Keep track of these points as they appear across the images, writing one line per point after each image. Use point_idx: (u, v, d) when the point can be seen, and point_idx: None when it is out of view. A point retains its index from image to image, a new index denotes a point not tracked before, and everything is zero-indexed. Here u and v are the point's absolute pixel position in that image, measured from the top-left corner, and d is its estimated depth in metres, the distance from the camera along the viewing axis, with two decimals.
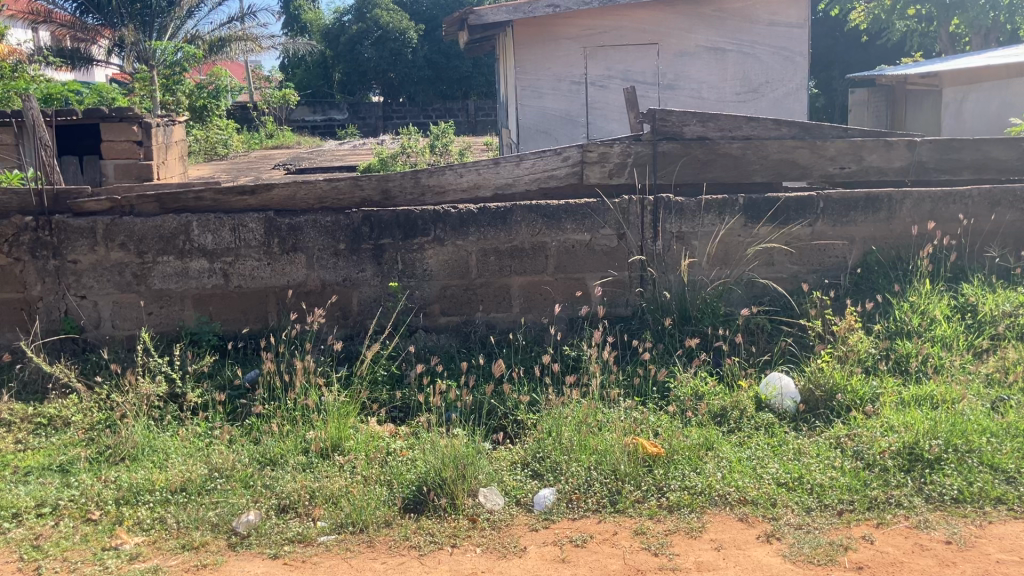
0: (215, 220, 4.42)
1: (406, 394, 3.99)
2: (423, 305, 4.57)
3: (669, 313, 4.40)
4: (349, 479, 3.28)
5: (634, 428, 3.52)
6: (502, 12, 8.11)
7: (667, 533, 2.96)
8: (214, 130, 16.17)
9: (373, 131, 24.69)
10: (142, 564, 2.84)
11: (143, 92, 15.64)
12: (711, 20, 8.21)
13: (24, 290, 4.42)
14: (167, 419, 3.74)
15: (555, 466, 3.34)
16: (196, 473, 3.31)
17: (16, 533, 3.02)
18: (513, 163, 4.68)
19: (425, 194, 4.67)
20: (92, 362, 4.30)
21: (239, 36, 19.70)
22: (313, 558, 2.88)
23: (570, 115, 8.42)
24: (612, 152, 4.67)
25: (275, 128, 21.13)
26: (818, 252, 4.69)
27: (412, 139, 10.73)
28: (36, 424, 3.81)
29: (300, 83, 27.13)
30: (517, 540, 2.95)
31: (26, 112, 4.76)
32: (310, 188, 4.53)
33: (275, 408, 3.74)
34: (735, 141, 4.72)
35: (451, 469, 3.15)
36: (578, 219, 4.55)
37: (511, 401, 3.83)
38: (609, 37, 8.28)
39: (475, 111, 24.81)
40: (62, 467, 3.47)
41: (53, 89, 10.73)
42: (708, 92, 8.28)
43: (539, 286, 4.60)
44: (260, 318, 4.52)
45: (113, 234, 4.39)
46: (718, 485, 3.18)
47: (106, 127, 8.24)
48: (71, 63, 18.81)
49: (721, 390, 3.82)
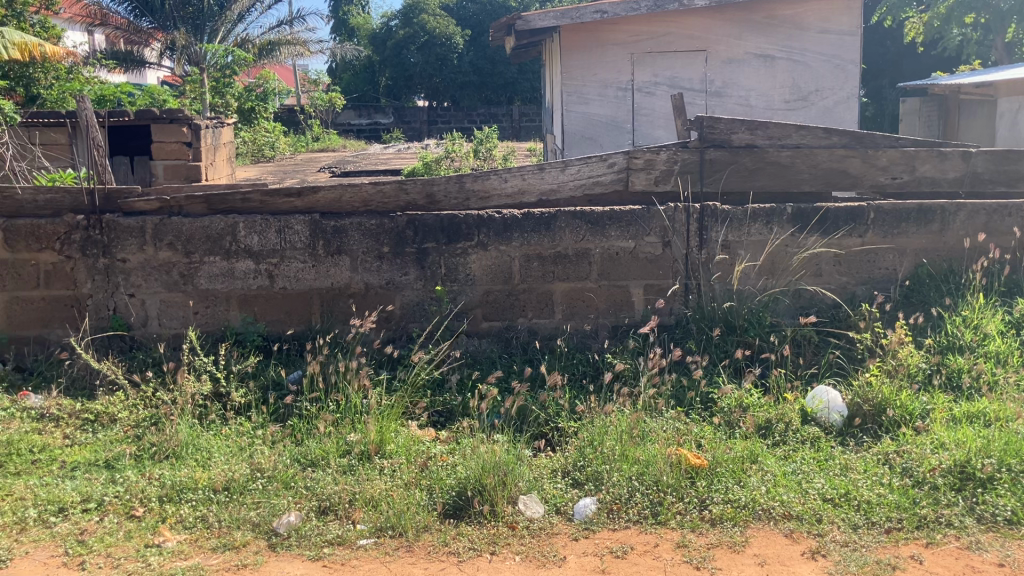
0: (262, 221, 4.46)
1: (448, 399, 4.00)
2: (465, 309, 4.57)
3: (714, 322, 4.35)
4: (390, 483, 3.28)
5: (677, 439, 3.47)
6: (550, 17, 8.06)
7: (709, 546, 2.92)
8: (262, 132, 16.45)
9: (418, 135, 24.83)
10: (184, 562, 2.86)
11: (194, 94, 15.99)
12: (761, 27, 8.10)
13: (75, 288, 4.49)
14: (210, 417, 3.78)
15: (597, 475, 3.31)
16: (238, 473, 3.33)
17: (62, 527, 3.06)
18: (558, 168, 4.64)
19: (470, 198, 4.65)
20: (139, 360, 4.35)
21: (288, 40, 19.79)
22: (353, 561, 2.88)
23: (616, 121, 8.39)
24: (658, 159, 4.62)
25: (322, 130, 21.37)
26: (867, 264, 4.61)
27: (456, 143, 10.82)
28: (82, 419, 3.88)
29: (347, 87, 27.71)
30: (557, 549, 2.93)
31: (78, 112, 4.72)
32: (356, 191, 4.54)
33: (318, 410, 3.78)
34: (784, 150, 4.65)
35: (492, 475, 3.15)
36: (621, 226, 4.51)
37: (553, 408, 3.81)
38: (657, 43, 8.22)
39: (519, 116, 24.67)
40: (107, 463, 3.52)
41: (106, 91, 11.05)
42: (756, 100, 8.20)
43: (581, 292, 4.57)
44: (303, 319, 4.55)
45: (162, 233, 4.45)
46: (763, 499, 3.13)
47: (156, 128, 8.40)
48: (124, 65, 19.21)
49: (766, 402, 3.76)
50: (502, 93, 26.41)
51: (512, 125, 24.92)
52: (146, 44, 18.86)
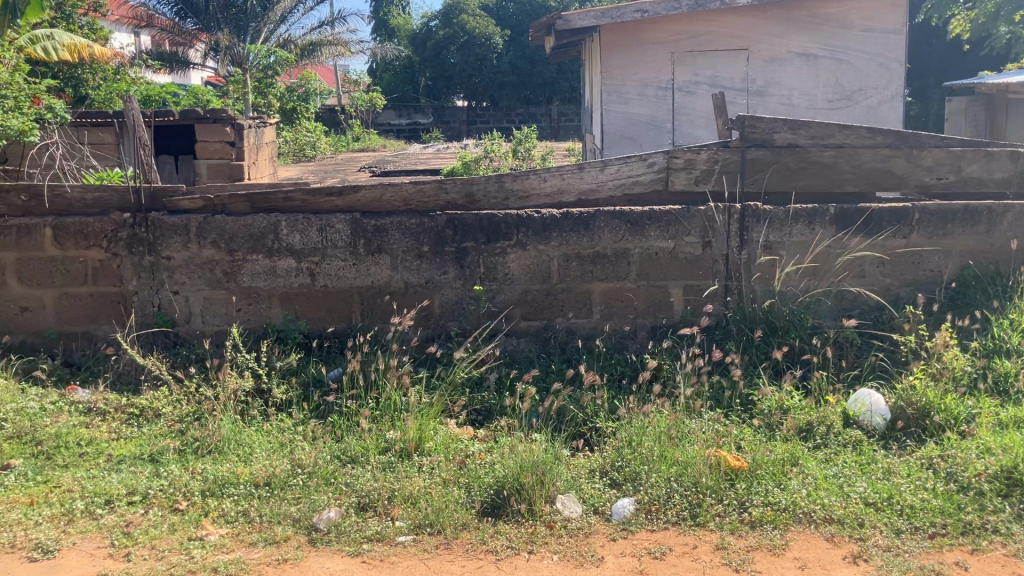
0: (304, 220, 4.51)
1: (487, 398, 4.01)
2: (504, 309, 4.58)
3: (755, 324, 4.32)
4: (428, 480, 3.29)
5: (716, 440, 3.44)
6: (590, 17, 8.06)
7: (749, 549, 2.90)
8: (303, 132, 16.62)
9: (457, 135, 24.93)
10: (226, 555, 2.90)
11: (237, 95, 16.21)
12: (803, 25, 8.01)
13: (121, 285, 4.58)
14: (252, 413, 3.83)
15: (635, 475, 3.29)
16: (280, 468, 3.36)
17: (108, 519, 3.12)
18: (598, 168, 4.63)
19: (508, 198, 4.65)
20: (183, 356, 4.43)
21: (329, 41, 19.93)
22: (392, 557, 2.90)
23: (656, 120, 8.36)
24: (699, 159, 4.59)
25: (362, 130, 21.51)
26: (912, 265, 4.54)
27: (495, 143, 10.85)
28: (128, 414, 3.95)
29: (387, 87, 27.89)
30: (595, 549, 2.93)
31: (126, 112, 4.80)
32: (396, 191, 4.57)
33: (358, 407, 3.81)
34: (827, 149, 4.60)
35: (530, 474, 3.15)
36: (661, 226, 4.49)
37: (591, 408, 3.81)
38: (698, 42, 8.17)
39: (558, 117, 24.66)
40: (152, 457, 3.58)
41: (152, 91, 11.22)
42: (799, 99, 8.11)
43: (620, 293, 4.56)
44: (344, 317, 4.59)
45: (206, 232, 4.51)
46: (804, 502, 3.10)
47: (201, 128, 8.52)
48: (169, 65, 19.49)
49: (807, 404, 3.73)
50: (541, 93, 26.40)
51: (551, 125, 24.92)
52: (190, 45, 19.14)
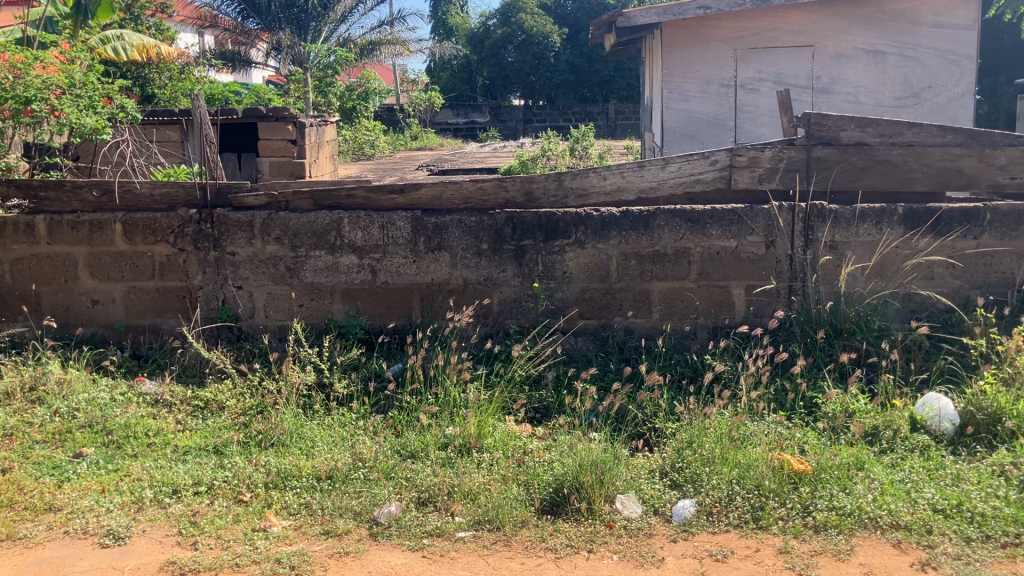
0: (365, 217, 4.55)
1: (545, 396, 4.01)
2: (562, 307, 4.57)
3: (818, 325, 4.24)
4: (487, 477, 3.30)
5: (779, 443, 3.39)
6: (652, 14, 8.07)
7: (813, 554, 2.85)
8: (362, 131, 16.80)
9: (514, 134, 24.93)
10: (289, 547, 2.95)
11: (298, 93, 16.45)
12: (870, 21, 7.84)
13: (187, 279, 4.67)
14: (314, 407, 3.88)
15: (696, 477, 3.26)
16: (341, 462, 3.40)
17: (176, 508, 3.18)
18: (659, 166, 4.58)
19: (568, 196, 4.63)
20: (247, 350, 4.50)
21: (388, 40, 20.08)
22: (452, 553, 2.91)
23: (717, 118, 8.29)
24: (763, 157, 4.52)
25: (420, 129, 21.65)
26: (983, 267, 4.42)
27: (553, 141, 10.84)
28: (194, 406, 4.02)
29: (445, 86, 28.06)
30: (656, 550, 2.90)
31: (193, 110, 4.90)
32: (457, 188, 4.57)
33: (418, 402, 3.83)
34: (895, 148, 4.48)
35: (590, 473, 3.14)
36: (723, 225, 4.44)
37: (651, 407, 3.78)
38: (762, 39, 8.06)
39: (615, 115, 24.61)
40: (217, 449, 3.65)
41: (216, 90, 11.44)
42: (866, 96, 7.93)
43: (681, 292, 4.52)
44: (404, 313, 4.64)
45: (270, 228, 4.58)
46: (869, 507, 3.03)
47: (264, 126, 8.65)
48: (232, 64, 19.83)
49: (873, 408, 3.65)
50: (598, 91, 26.29)
51: (608, 124, 24.86)
52: (253, 45, 19.47)
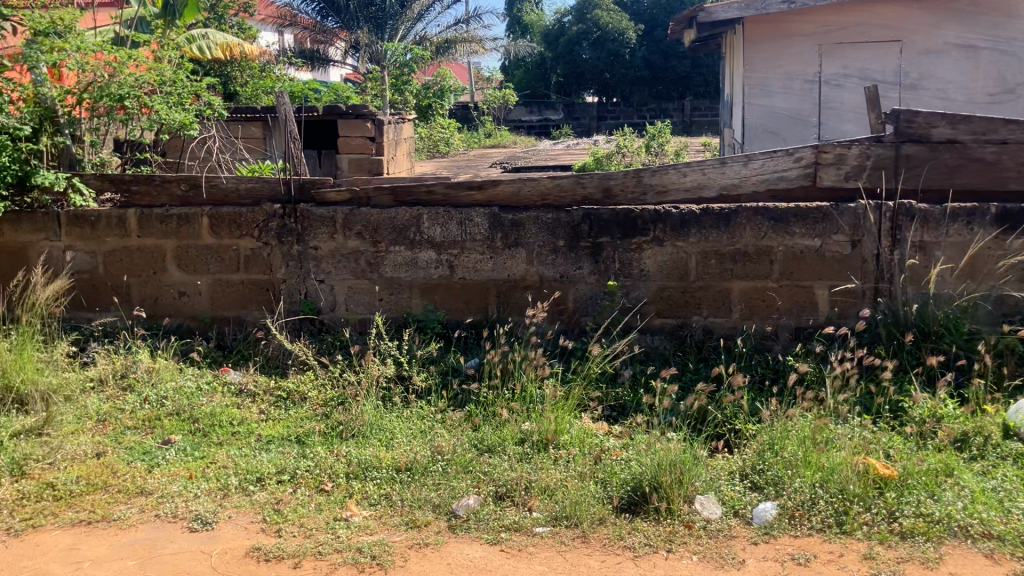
0: (444, 213, 4.59)
1: (622, 394, 3.99)
2: (640, 305, 4.54)
3: (905, 327, 4.12)
4: (565, 473, 3.30)
5: (864, 447, 3.30)
6: (733, 9, 7.91)
7: (899, 561, 2.78)
8: (438, 128, 16.96)
9: (587, 132, 24.61)
10: (369, 536, 2.99)
11: (375, 91, 16.68)
12: (962, 15, 7.55)
13: (271, 272, 4.77)
14: (394, 400, 3.93)
15: (778, 479, 3.20)
16: (420, 454, 3.44)
17: (260, 495, 3.26)
18: (741, 163, 4.52)
19: (647, 193, 4.60)
20: (328, 343, 4.58)
21: (464, 37, 20.21)
22: (529, 548, 2.92)
23: (800, 114, 8.17)
24: (849, 154, 4.42)
25: (493, 126, 21.73)
26: None
27: (629, 138, 10.78)
28: (276, 396, 4.11)
29: (519, 83, 28.13)
30: (736, 552, 2.87)
31: (278, 107, 5.00)
32: (535, 185, 4.57)
33: (496, 397, 3.85)
34: (989, 145, 4.32)
35: (669, 472, 3.11)
36: (806, 224, 4.35)
37: (731, 408, 3.73)
38: (847, 33, 7.89)
39: (689, 112, 24.46)
40: (299, 439, 3.72)
41: (297, 88, 11.67)
42: (956, 92, 7.65)
43: (761, 291, 4.45)
44: (481, 309, 4.66)
45: (351, 223, 4.65)
46: (959, 515, 2.94)
47: (343, 123, 8.79)
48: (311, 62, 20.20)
49: (963, 413, 3.54)
50: (674, 88, 26.02)
51: (683, 120, 24.66)
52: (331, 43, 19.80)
